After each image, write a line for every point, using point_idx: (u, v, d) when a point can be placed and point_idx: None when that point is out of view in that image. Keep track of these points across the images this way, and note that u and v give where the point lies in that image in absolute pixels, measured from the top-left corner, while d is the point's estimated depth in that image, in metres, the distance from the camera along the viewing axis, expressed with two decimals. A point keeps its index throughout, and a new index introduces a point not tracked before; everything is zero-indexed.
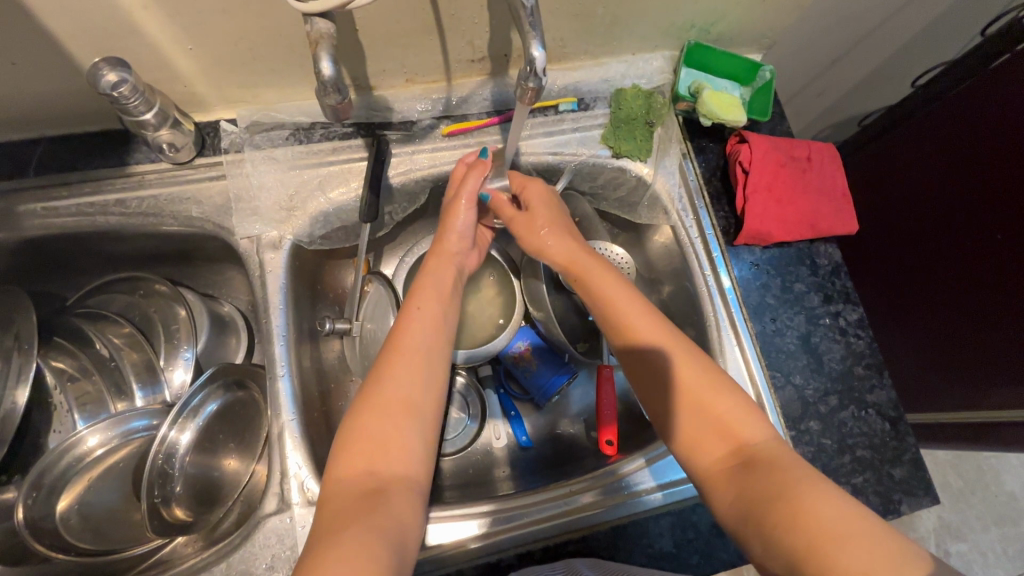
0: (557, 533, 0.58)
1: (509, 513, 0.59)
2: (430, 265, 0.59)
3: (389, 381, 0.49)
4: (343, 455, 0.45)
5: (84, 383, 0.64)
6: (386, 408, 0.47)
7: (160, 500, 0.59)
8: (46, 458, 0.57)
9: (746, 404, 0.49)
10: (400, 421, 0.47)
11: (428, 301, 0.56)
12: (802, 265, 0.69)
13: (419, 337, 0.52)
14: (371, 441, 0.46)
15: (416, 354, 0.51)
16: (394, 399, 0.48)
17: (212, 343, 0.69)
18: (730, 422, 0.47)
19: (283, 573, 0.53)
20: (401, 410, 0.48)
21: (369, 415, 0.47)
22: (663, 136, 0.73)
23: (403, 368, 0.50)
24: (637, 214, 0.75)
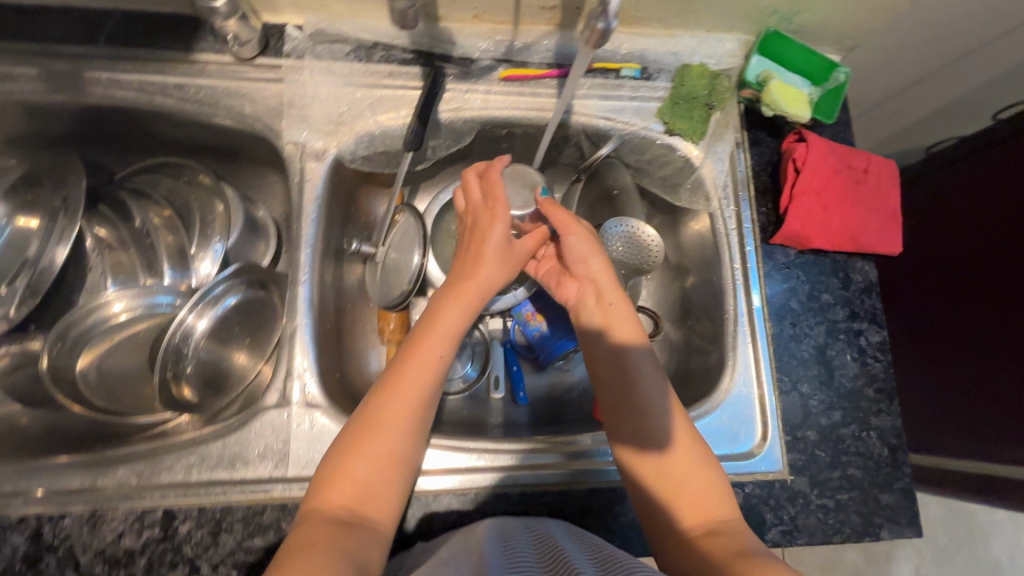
0: (538, 482, 0.59)
1: (498, 454, 0.61)
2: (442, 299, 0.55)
3: (380, 419, 0.49)
4: (324, 490, 0.46)
5: (120, 254, 0.67)
6: (369, 447, 0.47)
7: (171, 376, 0.63)
8: (74, 312, 0.61)
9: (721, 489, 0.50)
10: (381, 470, 0.47)
11: (433, 347, 0.52)
12: (834, 276, 0.68)
13: (410, 387, 0.50)
14: (354, 481, 0.46)
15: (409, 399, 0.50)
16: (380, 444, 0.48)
17: (243, 242, 0.70)
18: (703, 503, 0.49)
19: (272, 464, 0.55)
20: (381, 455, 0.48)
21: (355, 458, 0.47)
22: (721, 121, 0.71)
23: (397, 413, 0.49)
24: (678, 196, 0.74)
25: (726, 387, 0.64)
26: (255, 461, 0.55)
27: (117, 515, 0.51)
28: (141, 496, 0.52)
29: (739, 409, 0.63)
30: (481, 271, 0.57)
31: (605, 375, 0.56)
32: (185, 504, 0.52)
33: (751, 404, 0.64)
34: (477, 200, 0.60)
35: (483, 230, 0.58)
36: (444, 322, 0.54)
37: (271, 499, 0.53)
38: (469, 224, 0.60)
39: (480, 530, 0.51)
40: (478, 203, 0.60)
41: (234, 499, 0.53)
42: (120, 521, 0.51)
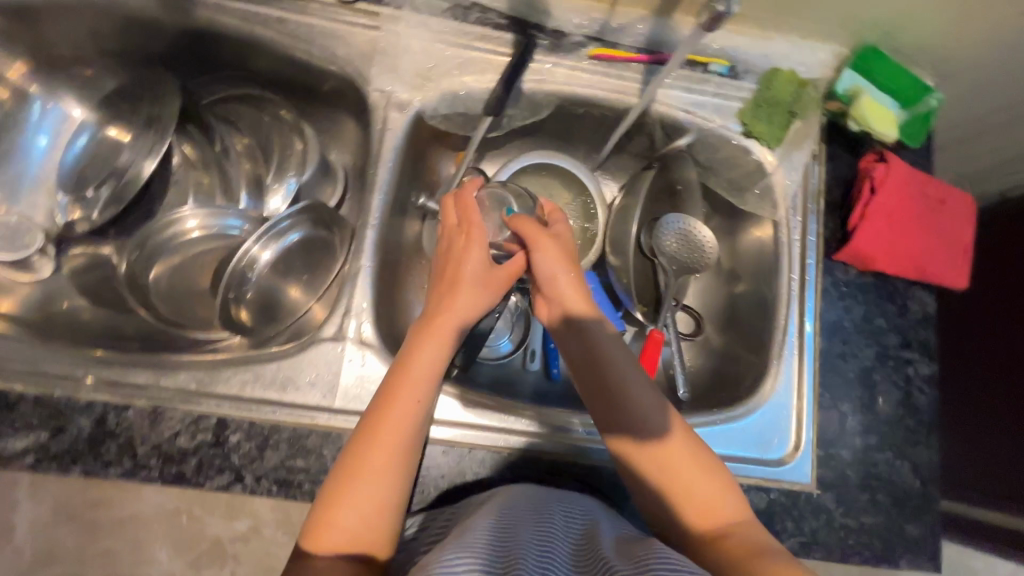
0: (558, 450, 0.61)
1: (531, 421, 0.61)
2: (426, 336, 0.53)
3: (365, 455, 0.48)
4: (315, 532, 0.46)
5: (202, 175, 0.71)
6: (356, 490, 0.47)
7: (233, 298, 0.66)
8: (155, 224, 0.66)
9: (727, 490, 0.50)
10: (368, 516, 0.46)
11: (416, 386, 0.51)
12: (891, 302, 0.67)
13: (392, 428, 0.49)
14: (343, 526, 0.46)
15: (395, 435, 0.49)
16: (366, 488, 0.47)
17: (313, 181, 0.71)
18: (711, 504, 0.49)
19: (320, 393, 0.57)
20: (367, 501, 0.46)
21: (340, 504, 0.46)
22: (801, 130, 0.70)
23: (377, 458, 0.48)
24: (744, 199, 0.73)
25: (765, 393, 0.65)
26: (305, 387, 0.57)
27: (175, 415, 0.54)
28: (198, 402, 0.55)
29: (774, 416, 0.64)
30: (459, 298, 0.55)
31: (594, 398, 0.55)
32: (237, 417, 0.55)
33: (787, 413, 0.64)
34: (453, 225, 0.60)
35: (457, 256, 0.57)
36: (420, 363, 0.52)
37: (315, 426, 0.56)
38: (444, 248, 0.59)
39: (508, 489, 0.53)
40: (452, 224, 0.59)
41: (282, 420, 0.55)
42: (178, 422, 0.54)
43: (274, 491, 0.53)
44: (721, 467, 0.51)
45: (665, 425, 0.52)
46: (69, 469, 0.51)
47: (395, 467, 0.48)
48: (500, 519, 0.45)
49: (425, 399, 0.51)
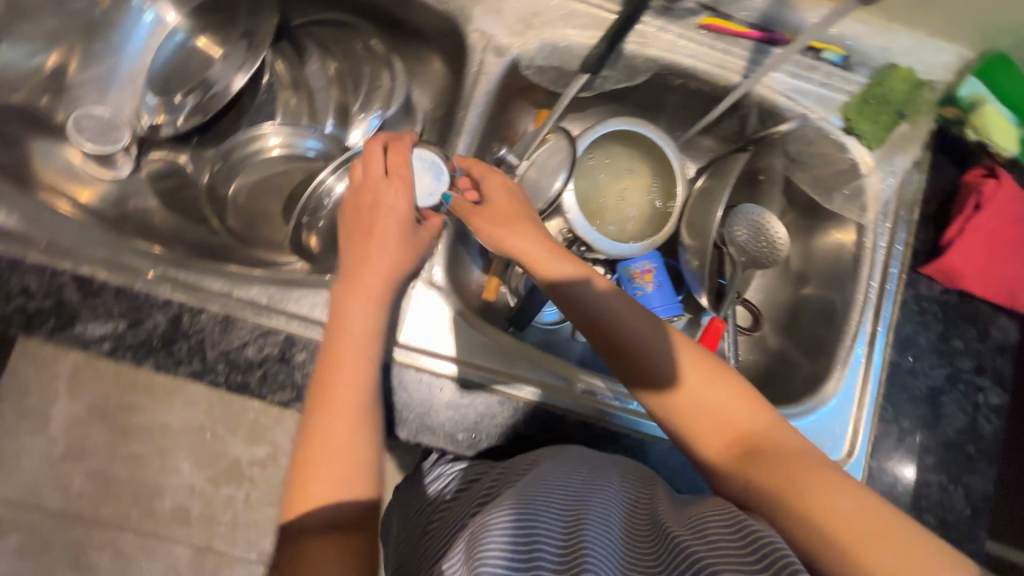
0: (598, 414, 0.59)
1: (585, 386, 0.60)
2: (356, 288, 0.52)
3: (322, 416, 0.47)
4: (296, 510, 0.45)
5: (289, 95, 0.71)
6: (325, 453, 0.46)
7: (305, 224, 0.64)
8: (239, 137, 0.67)
9: (741, 395, 0.50)
10: (337, 486, 0.45)
11: (358, 337, 0.50)
12: (972, 325, 0.64)
13: (336, 383, 0.48)
14: (319, 498, 0.45)
15: (352, 391, 0.48)
16: (325, 453, 0.46)
17: (396, 119, 0.70)
18: (729, 413, 0.49)
19: None
20: (330, 469, 0.45)
21: (309, 478, 0.45)
22: (907, 133, 0.67)
23: (329, 421, 0.47)
24: (830, 199, 0.70)
25: (823, 396, 0.64)
26: None
27: (246, 326, 0.54)
28: (268, 317, 0.55)
29: (830, 420, 0.63)
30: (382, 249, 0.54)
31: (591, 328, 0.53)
32: (305, 336, 0.55)
33: (844, 420, 0.63)
34: (378, 175, 0.57)
35: (387, 210, 0.56)
36: (353, 317, 0.51)
37: None
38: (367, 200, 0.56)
39: (558, 451, 0.52)
40: (377, 176, 0.57)
41: None
42: (247, 333, 0.54)
43: None
44: (727, 369, 0.51)
45: (662, 344, 0.51)
46: (142, 361, 0.53)
47: (359, 425, 0.47)
48: (557, 475, 0.46)
49: (375, 350, 0.51)
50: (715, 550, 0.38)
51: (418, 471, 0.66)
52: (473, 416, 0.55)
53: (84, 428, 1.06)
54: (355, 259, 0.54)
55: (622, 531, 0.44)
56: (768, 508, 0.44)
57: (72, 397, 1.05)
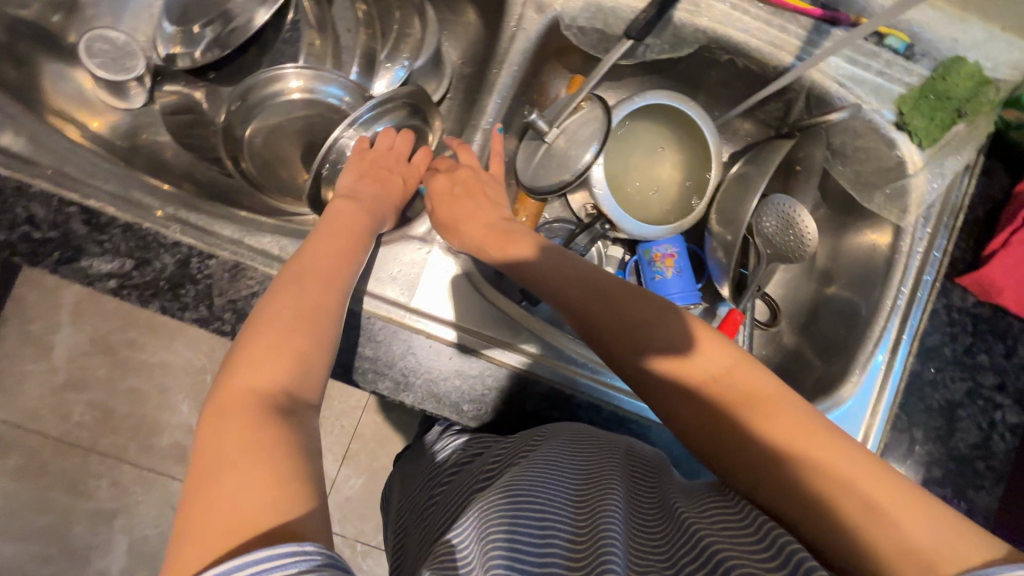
0: (608, 396, 0.56)
1: (596, 363, 0.57)
2: (349, 208, 0.55)
3: (281, 296, 0.44)
4: (229, 374, 0.40)
5: (310, 35, 0.65)
6: (275, 340, 0.42)
7: (326, 174, 0.61)
8: (257, 78, 0.61)
9: (703, 338, 0.46)
10: (275, 358, 0.41)
11: (346, 237, 0.52)
12: (1001, 340, 0.62)
13: (311, 265, 0.48)
14: (256, 360, 0.40)
15: (322, 290, 0.46)
16: (279, 320, 0.43)
17: (424, 71, 0.68)
18: (694, 361, 0.46)
19: (398, 288, 0.56)
20: (278, 337, 0.42)
21: (253, 342, 0.41)
22: (962, 134, 0.64)
23: (294, 291, 0.45)
24: (869, 197, 0.67)
25: (838, 398, 0.62)
26: (386, 280, 0.56)
27: (256, 276, 0.53)
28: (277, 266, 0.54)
29: (842, 424, 0.61)
30: (373, 186, 0.58)
31: (552, 288, 0.52)
32: None
33: (857, 425, 0.61)
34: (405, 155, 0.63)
35: (391, 170, 0.61)
36: (344, 223, 0.53)
37: (389, 320, 0.54)
38: (377, 159, 0.61)
39: (554, 431, 0.50)
40: (398, 150, 0.62)
41: (357, 305, 0.53)
42: (256, 282, 0.53)
43: (338, 373, 0.53)
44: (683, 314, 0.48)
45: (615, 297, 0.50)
46: (148, 302, 0.51)
47: (319, 327, 0.44)
48: (564, 458, 0.45)
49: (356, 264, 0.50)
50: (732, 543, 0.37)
51: (422, 443, 0.66)
52: (479, 388, 0.54)
53: (85, 359, 1.13)
54: (351, 190, 0.57)
55: (633, 510, 0.43)
56: (770, 483, 0.41)
57: (76, 328, 1.13)
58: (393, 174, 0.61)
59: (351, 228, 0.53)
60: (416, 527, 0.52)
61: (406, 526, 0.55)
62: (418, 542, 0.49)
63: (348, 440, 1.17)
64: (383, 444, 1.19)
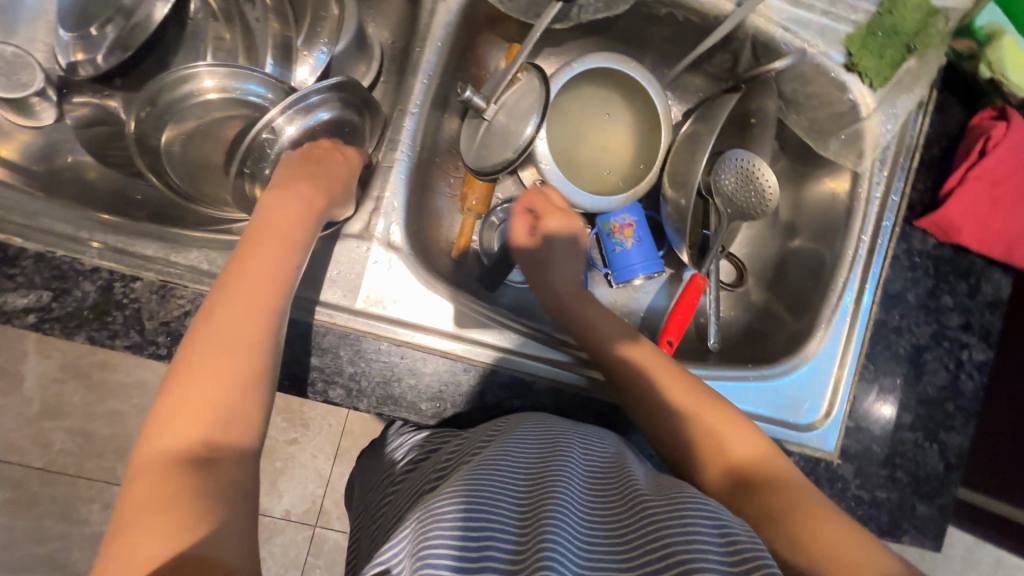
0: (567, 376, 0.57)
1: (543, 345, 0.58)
2: (284, 208, 0.50)
3: (213, 332, 0.43)
4: (161, 421, 0.39)
5: (222, 28, 0.63)
6: (201, 381, 0.40)
7: (248, 174, 0.57)
8: (165, 78, 0.57)
9: (736, 422, 0.52)
10: (204, 409, 0.40)
11: (277, 250, 0.48)
12: (964, 279, 0.61)
13: (242, 288, 0.45)
14: (185, 404, 0.40)
15: (250, 311, 0.44)
16: (209, 359, 0.41)
17: (348, 55, 0.64)
18: (718, 437, 0.51)
19: (341, 291, 0.53)
20: (205, 382, 0.40)
21: (182, 384, 0.40)
22: (914, 70, 0.61)
23: (225, 324, 0.43)
24: (825, 144, 0.64)
25: (804, 355, 0.62)
26: (326, 284, 0.53)
27: (185, 295, 0.50)
28: (208, 282, 0.51)
29: (809, 379, 0.61)
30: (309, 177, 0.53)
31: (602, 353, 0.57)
32: None
33: (823, 380, 0.61)
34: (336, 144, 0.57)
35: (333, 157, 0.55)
36: (275, 229, 0.49)
37: (334, 324, 0.52)
38: (318, 146, 0.56)
39: (524, 419, 0.49)
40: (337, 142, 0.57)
41: (299, 315, 0.51)
42: (187, 301, 0.50)
43: (287, 385, 0.51)
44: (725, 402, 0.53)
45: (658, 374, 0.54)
46: (73, 334, 0.48)
47: (248, 354, 0.42)
48: (514, 459, 0.42)
49: (291, 270, 0.47)
50: (689, 534, 0.35)
51: (382, 440, 0.64)
52: (436, 384, 0.53)
53: (58, 387, 1.08)
54: (284, 181, 0.53)
55: (586, 503, 0.41)
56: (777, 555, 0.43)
57: (42, 357, 1.08)
58: (333, 153, 0.55)
59: (286, 236, 0.49)
60: (368, 530, 0.51)
61: (361, 531, 0.53)
62: (368, 543, 0.48)
63: (338, 438, 1.16)
64: (374, 438, 1.18)
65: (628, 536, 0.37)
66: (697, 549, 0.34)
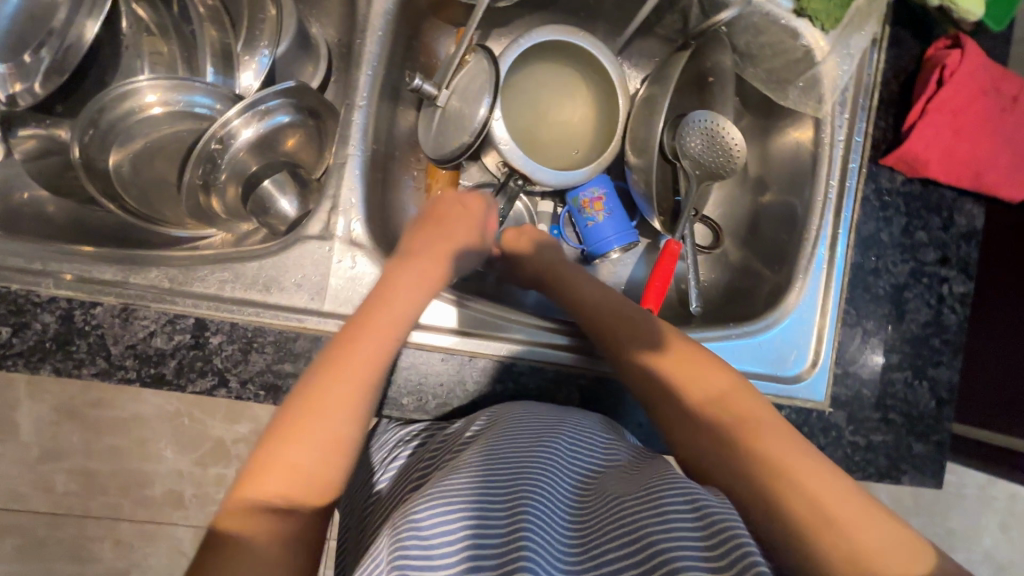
0: (549, 356, 0.56)
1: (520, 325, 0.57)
2: (402, 274, 0.51)
3: (332, 390, 0.44)
4: (262, 470, 0.41)
5: (159, 42, 0.61)
6: (308, 439, 0.42)
7: (201, 183, 0.57)
8: (104, 96, 0.55)
9: (712, 362, 0.53)
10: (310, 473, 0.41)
11: (394, 318, 0.48)
12: (936, 214, 0.61)
13: (367, 352, 0.46)
14: (292, 462, 0.41)
15: (371, 374, 0.45)
16: (314, 414, 0.43)
17: (292, 56, 0.63)
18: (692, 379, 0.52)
19: (307, 294, 0.53)
20: (309, 440, 0.42)
21: (292, 438, 0.42)
22: (863, 9, 0.60)
23: (343, 387, 0.44)
24: (784, 94, 0.63)
25: (785, 308, 0.61)
26: (291, 289, 0.52)
27: (148, 315, 0.49)
28: (171, 301, 0.50)
29: (794, 332, 0.60)
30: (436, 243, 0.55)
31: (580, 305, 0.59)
32: (217, 318, 0.50)
33: (807, 331, 0.60)
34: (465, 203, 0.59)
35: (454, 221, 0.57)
36: (400, 295, 0.50)
37: (304, 329, 0.51)
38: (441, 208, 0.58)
39: (511, 409, 0.48)
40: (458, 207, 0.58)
41: (266, 323, 0.51)
42: (151, 321, 0.49)
43: (263, 396, 0.51)
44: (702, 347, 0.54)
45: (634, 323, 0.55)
46: (39, 367, 0.48)
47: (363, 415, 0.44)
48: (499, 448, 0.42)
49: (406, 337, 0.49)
50: (667, 527, 0.36)
51: None
52: (415, 377, 0.53)
53: None
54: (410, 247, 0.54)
55: (567, 500, 0.41)
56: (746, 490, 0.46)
57: None
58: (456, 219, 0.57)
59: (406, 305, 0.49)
60: (355, 530, 0.50)
61: (350, 530, 0.53)
62: (357, 537, 0.48)
63: None
64: None
65: (606, 527, 0.38)
66: (674, 545, 0.34)
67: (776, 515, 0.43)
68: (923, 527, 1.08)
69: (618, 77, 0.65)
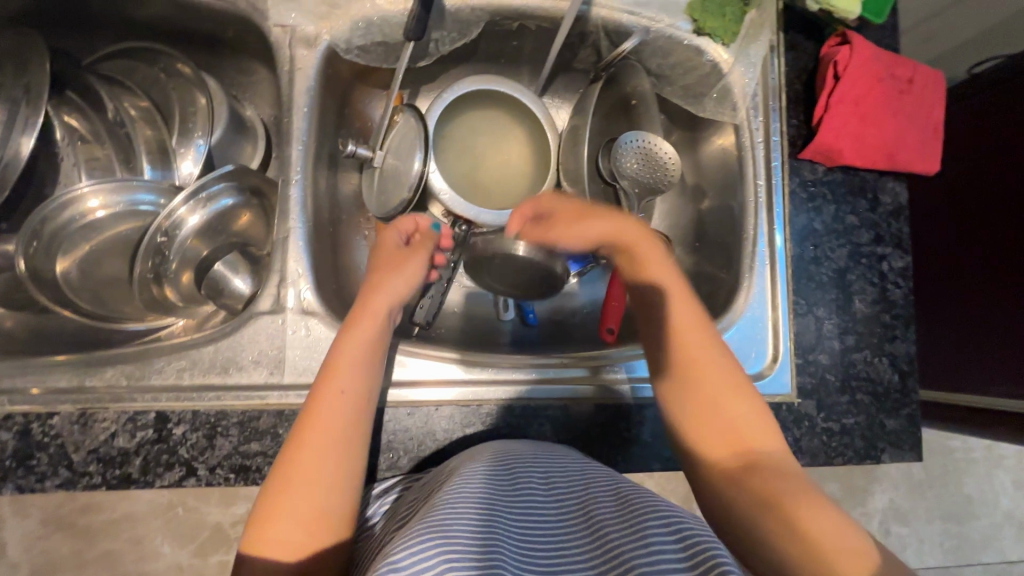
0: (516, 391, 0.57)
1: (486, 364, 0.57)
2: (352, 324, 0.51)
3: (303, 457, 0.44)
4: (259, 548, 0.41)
5: (95, 148, 0.64)
6: (290, 511, 0.42)
7: (152, 277, 0.58)
8: (46, 204, 0.56)
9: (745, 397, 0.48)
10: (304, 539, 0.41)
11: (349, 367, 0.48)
12: (862, 197, 0.64)
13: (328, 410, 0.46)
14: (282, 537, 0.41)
15: (336, 430, 0.45)
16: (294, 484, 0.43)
17: (228, 141, 0.66)
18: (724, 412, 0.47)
19: (266, 369, 0.53)
20: (290, 510, 0.42)
21: (275, 514, 0.42)
22: (756, 20, 0.65)
23: (310, 450, 0.44)
24: (701, 106, 0.67)
25: (738, 309, 0.62)
26: (249, 367, 0.53)
27: (107, 416, 0.49)
28: (130, 398, 0.50)
29: (751, 330, 0.62)
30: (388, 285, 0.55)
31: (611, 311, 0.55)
32: (178, 408, 0.50)
33: (763, 327, 0.62)
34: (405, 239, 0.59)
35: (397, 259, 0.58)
36: (350, 345, 0.49)
37: (266, 405, 0.52)
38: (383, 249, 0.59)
39: (478, 452, 0.48)
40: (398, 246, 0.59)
41: (228, 404, 0.51)
42: (112, 422, 0.49)
43: (233, 479, 0.50)
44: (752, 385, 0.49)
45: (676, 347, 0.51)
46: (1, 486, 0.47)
47: (339, 475, 0.44)
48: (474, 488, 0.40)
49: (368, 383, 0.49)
50: (650, 556, 0.36)
51: None
52: (384, 434, 0.53)
53: None
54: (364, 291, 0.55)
55: (543, 535, 0.40)
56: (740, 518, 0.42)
57: None
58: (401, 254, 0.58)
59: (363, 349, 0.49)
60: None
61: None
62: None
63: None
64: None
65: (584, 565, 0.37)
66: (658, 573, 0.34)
67: (757, 544, 0.40)
68: (937, 503, 1.06)
69: (544, 115, 0.68)
